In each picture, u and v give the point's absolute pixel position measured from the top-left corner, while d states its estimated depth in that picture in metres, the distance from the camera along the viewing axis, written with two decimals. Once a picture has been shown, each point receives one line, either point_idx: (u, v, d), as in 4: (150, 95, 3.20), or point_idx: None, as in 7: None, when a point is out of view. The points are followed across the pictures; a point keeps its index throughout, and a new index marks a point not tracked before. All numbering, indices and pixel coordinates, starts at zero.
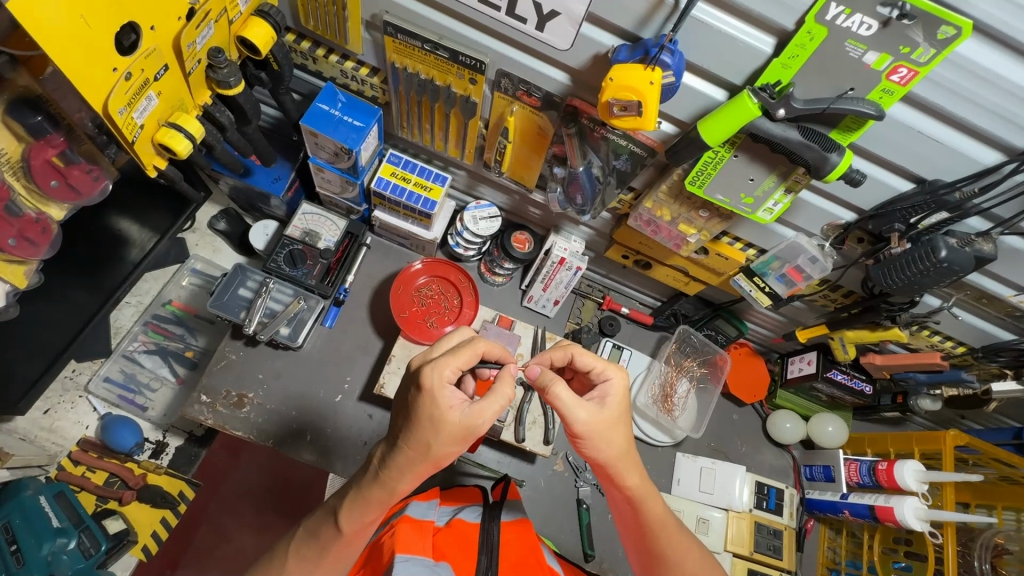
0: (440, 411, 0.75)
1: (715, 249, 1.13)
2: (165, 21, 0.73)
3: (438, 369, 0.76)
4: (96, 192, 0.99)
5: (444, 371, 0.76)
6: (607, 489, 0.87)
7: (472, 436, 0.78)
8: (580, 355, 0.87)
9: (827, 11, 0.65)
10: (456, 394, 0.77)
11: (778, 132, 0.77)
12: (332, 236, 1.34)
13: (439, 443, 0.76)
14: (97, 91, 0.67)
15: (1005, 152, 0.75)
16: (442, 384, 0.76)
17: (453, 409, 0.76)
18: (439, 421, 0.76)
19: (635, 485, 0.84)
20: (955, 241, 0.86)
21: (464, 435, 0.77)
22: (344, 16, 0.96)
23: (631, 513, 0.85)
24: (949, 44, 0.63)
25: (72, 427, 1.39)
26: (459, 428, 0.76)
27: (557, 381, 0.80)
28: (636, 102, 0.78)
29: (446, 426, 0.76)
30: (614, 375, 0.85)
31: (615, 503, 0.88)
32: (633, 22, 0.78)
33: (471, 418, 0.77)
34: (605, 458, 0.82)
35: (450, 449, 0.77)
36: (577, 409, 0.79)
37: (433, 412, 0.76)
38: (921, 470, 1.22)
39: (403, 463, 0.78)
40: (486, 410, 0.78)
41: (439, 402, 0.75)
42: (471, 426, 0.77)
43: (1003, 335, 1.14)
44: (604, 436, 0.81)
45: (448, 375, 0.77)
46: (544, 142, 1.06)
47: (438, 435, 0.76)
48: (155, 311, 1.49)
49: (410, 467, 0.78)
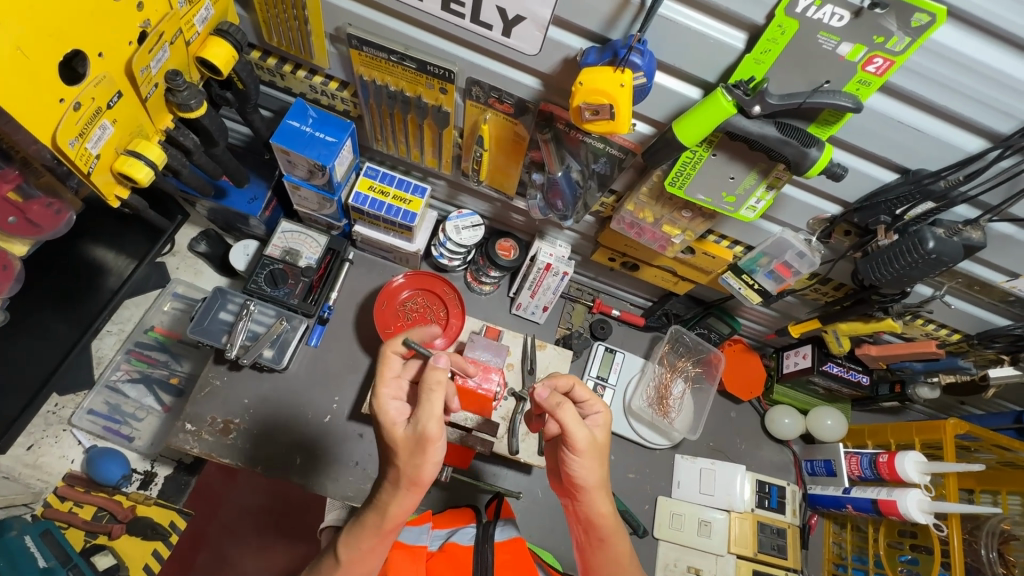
0: (387, 428, 0.77)
1: (702, 248, 1.11)
2: (114, 48, 0.70)
3: (373, 394, 0.80)
4: (60, 225, 0.98)
5: (380, 393, 0.80)
6: (580, 515, 0.85)
7: (426, 442, 0.74)
8: (580, 386, 0.86)
9: (797, 3, 0.63)
10: (401, 408, 0.79)
11: (754, 129, 0.75)
12: (314, 253, 1.30)
13: (402, 461, 0.76)
14: (42, 124, 0.64)
15: (989, 139, 0.73)
16: (382, 405, 0.79)
17: (400, 423, 0.78)
18: (391, 441, 0.77)
19: (608, 515, 0.83)
20: (942, 231, 0.84)
21: (417, 444, 0.74)
22: (307, 31, 0.93)
23: (600, 542, 0.84)
24: (923, 32, 0.61)
25: (57, 462, 1.36)
26: (411, 438, 0.75)
27: (563, 401, 0.80)
28: (608, 105, 0.75)
29: (397, 442, 0.76)
30: (600, 409, 0.86)
31: (584, 533, 0.86)
32: (600, 23, 0.76)
33: (414, 424, 0.75)
34: (587, 480, 0.81)
35: (415, 464, 0.75)
36: (580, 427, 0.79)
37: (384, 434, 0.78)
38: (922, 461, 1.20)
39: (390, 489, 0.77)
40: (422, 412, 0.75)
41: (382, 422, 0.78)
42: (417, 433, 0.74)
43: (999, 321, 1.12)
44: (595, 458, 0.81)
45: (385, 396, 0.80)
46: (520, 148, 1.04)
47: (397, 454, 0.76)
48: (138, 338, 1.46)
49: (398, 493, 0.76)
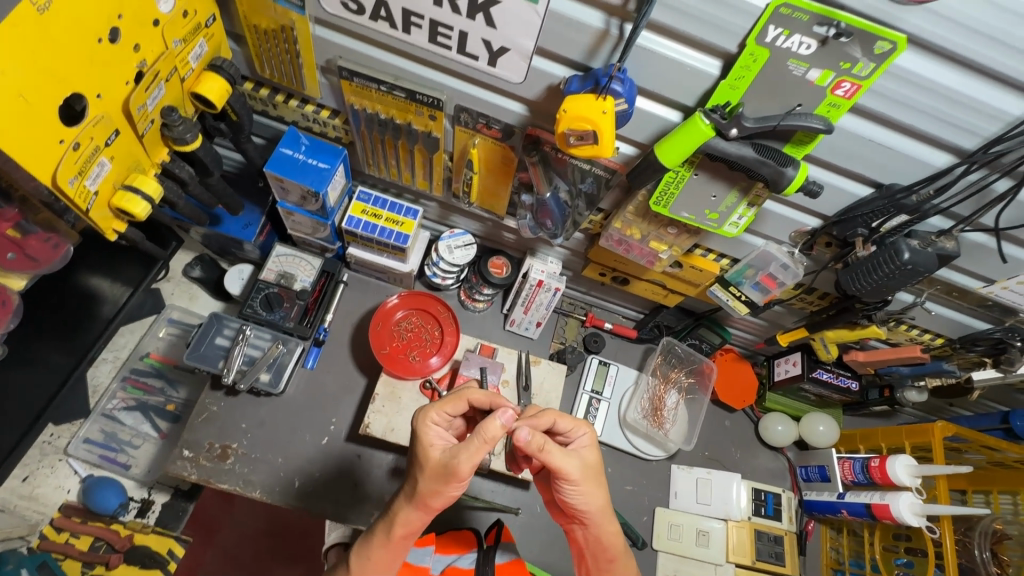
0: (423, 447, 0.82)
1: (689, 262, 1.14)
2: (112, 88, 0.73)
3: (421, 412, 0.87)
4: (57, 258, 0.99)
5: (426, 415, 0.86)
6: (586, 536, 0.88)
7: (452, 476, 0.79)
8: (561, 418, 0.87)
9: (766, 34, 0.66)
10: (439, 435, 0.85)
11: (732, 150, 0.78)
12: (308, 276, 1.32)
13: (424, 481, 0.81)
14: (43, 164, 0.66)
15: (955, 154, 0.76)
16: (426, 425, 0.85)
17: (436, 447, 0.83)
18: (422, 459, 0.82)
19: (615, 534, 0.86)
20: (917, 242, 0.87)
21: (444, 473, 0.80)
22: (299, 63, 0.95)
23: (609, 563, 0.87)
24: (886, 58, 0.65)
25: (53, 493, 1.35)
26: (439, 465, 0.80)
27: (547, 440, 0.80)
28: (592, 131, 0.78)
29: (428, 463, 0.81)
30: (584, 432, 0.88)
31: (591, 557, 0.89)
32: (581, 53, 0.79)
33: (448, 456, 0.80)
34: (589, 507, 0.84)
35: (434, 489, 0.80)
36: (569, 460, 0.81)
37: (417, 449, 0.83)
38: (912, 464, 1.23)
39: (404, 500, 0.83)
40: (462, 448, 0.78)
41: (420, 440, 0.83)
42: (448, 464, 0.79)
43: (979, 325, 1.16)
44: (591, 484, 0.83)
45: (431, 418, 0.86)
46: (508, 171, 1.07)
47: (423, 473, 0.81)
48: (134, 364, 1.46)
49: (408, 507, 0.82)
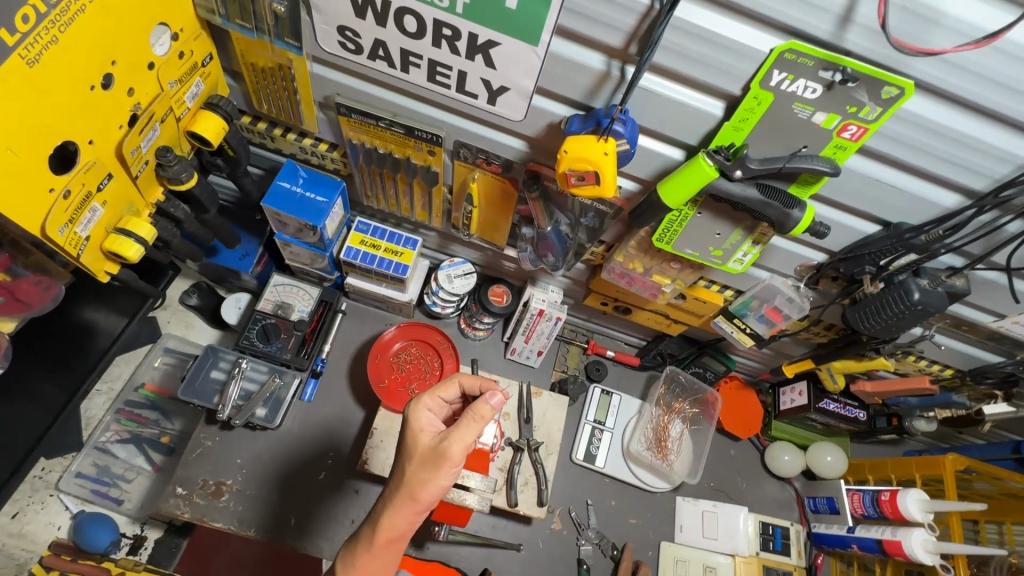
0: (412, 433, 0.77)
1: (692, 295, 1.12)
2: (105, 133, 0.71)
3: (413, 398, 0.82)
4: (49, 299, 0.99)
5: (419, 400, 0.81)
6: None
7: (443, 460, 0.73)
8: None
9: (771, 78, 0.65)
10: (432, 422, 0.79)
11: (737, 191, 0.76)
12: (306, 306, 1.30)
13: (411, 469, 0.74)
14: (32, 215, 0.64)
15: (965, 195, 0.75)
16: (416, 410, 0.80)
17: (425, 433, 0.78)
18: (410, 445, 0.77)
19: None
20: (926, 281, 0.85)
21: (433, 459, 0.74)
22: (297, 100, 0.94)
23: None
24: (894, 102, 0.63)
25: (44, 530, 1.32)
26: (429, 451, 0.75)
27: None
28: (593, 171, 0.76)
29: (416, 449, 0.76)
30: None
31: None
32: (582, 93, 0.77)
33: (440, 439, 0.75)
34: None
35: (422, 478, 0.73)
36: None
37: (406, 437, 0.78)
38: (924, 499, 1.19)
39: (389, 497, 0.75)
40: (453, 430, 0.75)
41: (410, 425, 0.78)
42: (439, 448, 0.74)
43: (990, 358, 1.13)
44: None
45: (424, 403, 0.81)
46: (509, 204, 1.06)
47: (410, 460, 0.75)
48: (128, 396, 1.42)
49: (393, 505, 0.74)
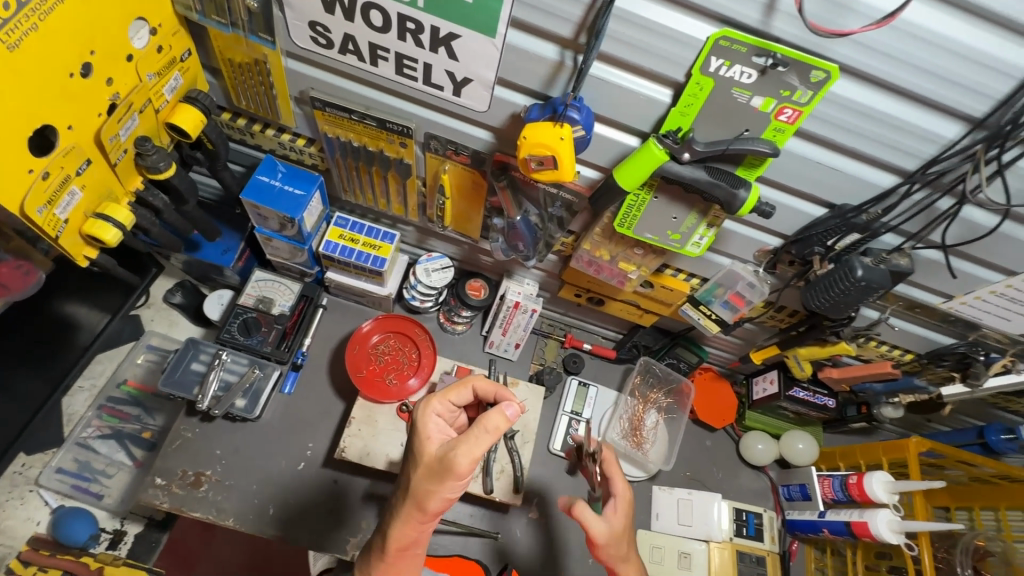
0: (419, 440, 0.78)
1: (659, 282, 1.16)
2: (84, 120, 0.75)
3: (423, 401, 0.82)
4: (29, 284, 1.01)
5: (428, 405, 0.81)
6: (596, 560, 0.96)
7: (449, 473, 0.73)
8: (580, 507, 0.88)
9: (709, 64, 0.70)
10: (440, 429, 0.80)
11: (686, 173, 0.81)
12: (286, 300, 1.32)
13: (418, 479, 0.76)
14: (12, 195, 0.68)
15: (900, 175, 0.79)
16: (425, 416, 0.80)
17: (433, 442, 0.78)
18: (418, 453, 0.78)
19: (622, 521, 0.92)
20: (870, 260, 0.90)
21: (440, 472, 0.74)
22: (273, 94, 0.99)
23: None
24: (822, 86, 0.69)
25: (23, 525, 1.33)
26: (436, 462, 0.75)
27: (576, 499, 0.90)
28: (551, 156, 0.80)
29: (424, 458, 0.76)
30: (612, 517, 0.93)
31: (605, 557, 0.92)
32: (540, 83, 0.82)
33: (446, 450, 0.75)
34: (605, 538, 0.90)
35: (429, 489, 0.75)
36: (597, 522, 0.90)
37: (415, 443, 0.79)
38: (889, 480, 1.22)
39: (398, 508, 0.78)
40: (462, 442, 0.74)
41: (418, 432, 0.78)
42: (446, 460, 0.74)
43: (945, 340, 1.18)
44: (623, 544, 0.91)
45: (432, 408, 0.81)
46: (479, 195, 1.10)
47: (417, 469, 0.77)
48: (109, 393, 1.43)
49: (402, 516, 0.77)
